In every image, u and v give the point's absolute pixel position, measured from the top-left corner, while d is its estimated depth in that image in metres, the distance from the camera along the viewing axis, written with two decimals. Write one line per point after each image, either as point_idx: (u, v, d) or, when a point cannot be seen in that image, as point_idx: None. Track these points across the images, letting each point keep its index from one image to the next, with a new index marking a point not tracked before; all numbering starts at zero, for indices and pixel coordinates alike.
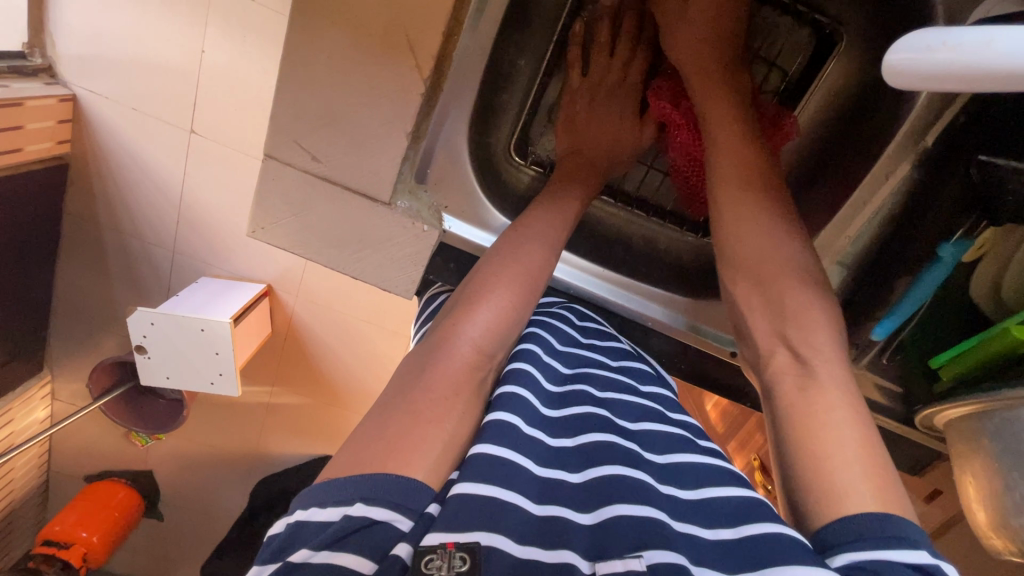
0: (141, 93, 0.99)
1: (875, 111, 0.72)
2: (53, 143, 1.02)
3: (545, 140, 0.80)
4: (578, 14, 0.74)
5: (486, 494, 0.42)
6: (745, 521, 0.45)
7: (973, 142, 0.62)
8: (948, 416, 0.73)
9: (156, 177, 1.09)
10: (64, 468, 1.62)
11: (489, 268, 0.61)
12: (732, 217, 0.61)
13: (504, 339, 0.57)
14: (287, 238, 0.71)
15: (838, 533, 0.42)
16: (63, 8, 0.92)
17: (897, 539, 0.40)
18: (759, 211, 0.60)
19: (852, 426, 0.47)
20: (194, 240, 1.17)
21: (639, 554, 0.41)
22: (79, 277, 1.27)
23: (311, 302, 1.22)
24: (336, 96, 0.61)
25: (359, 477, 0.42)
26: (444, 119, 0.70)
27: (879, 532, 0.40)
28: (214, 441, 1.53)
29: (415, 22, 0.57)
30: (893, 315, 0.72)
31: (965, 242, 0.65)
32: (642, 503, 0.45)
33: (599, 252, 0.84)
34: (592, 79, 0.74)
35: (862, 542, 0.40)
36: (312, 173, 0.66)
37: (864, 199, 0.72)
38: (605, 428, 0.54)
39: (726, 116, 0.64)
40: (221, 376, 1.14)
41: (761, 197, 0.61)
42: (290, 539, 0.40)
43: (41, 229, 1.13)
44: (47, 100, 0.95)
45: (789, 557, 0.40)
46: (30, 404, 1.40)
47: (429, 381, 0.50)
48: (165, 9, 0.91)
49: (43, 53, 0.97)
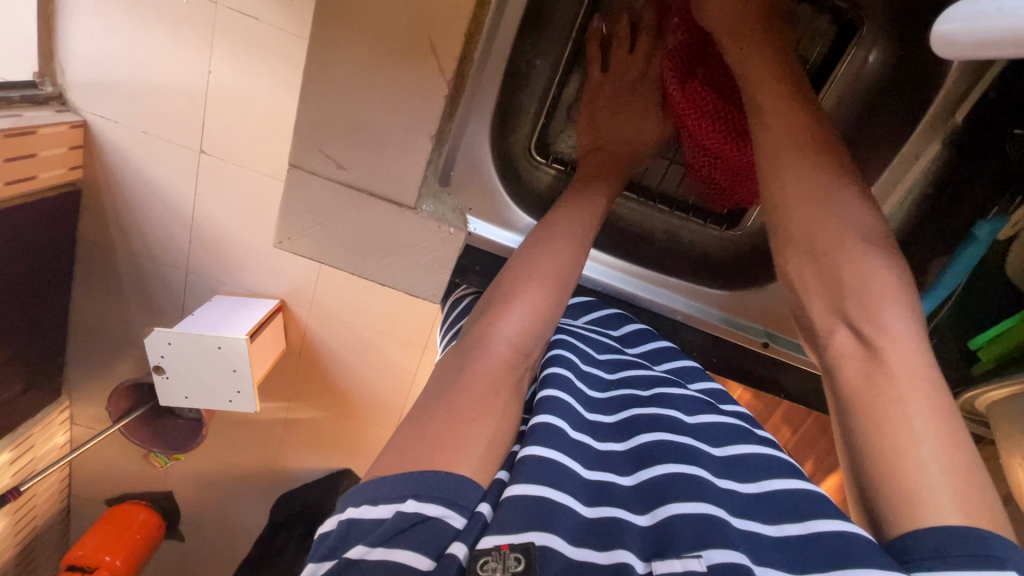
0: (152, 115, 0.99)
1: (903, 86, 0.69)
2: (67, 169, 1.03)
3: (564, 138, 0.79)
4: (595, 12, 0.73)
5: (538, 494, 0.41)
6: (808, 517, 0.43)
7: (1008, 117, 0.61)
8: (990, 398, 0.72)
9: (170, 199, 1.10)
10: (85, 492, 1.62)
11: (520, 266, 0.60)
12: (797, 180, 0.54)
13: (539, 336, 0.56)
14: (310, 248, 0.70)
15: (911, 549, 0.38)
16: (72, 35, 0.93)
17: (983, 559, 0.35)
18: (810, 174, 0.53)
19: (925, 395, 0.42)
20: (209, 258, 1.18)
21: (699, 553, 0.39)
22: (94, 300, 1.28)
23: (324, 316, 1.22)
24: (356, 102, 0.60)
25: (410, 473, 0.40)
26: (466, 125, 0.70)
27: (962, 551, 0.36)
28: (233, 457, 1.53)
29: (436, 24, 0.56)
30: (929, 298, 0.71)
31: (1000, 219, 0.65)
32: (698, 499, 0.43)
33: (623, 248, 0.83)
34: (614, 74, 0.73)
35: (943, 561, 0.36)
36: (340, 181, 0.65)
37: (897, 178, 0.69)
38: (655, 425, 0.51)
39: (776, 91, 0.57)
40: (239, 393, 1.14)
41: (789, 103, 0.56)
42: (344, 536, 0.39)
43: (56, 254, 1.13)
44: (59, 128, 0.96)
45: (864, 563, 0.37)
46: (50, 430, 1.40)
47: (467, 381, 0.48)
48: (175, 31, 0.91)
49: (53, 82, 0.98)
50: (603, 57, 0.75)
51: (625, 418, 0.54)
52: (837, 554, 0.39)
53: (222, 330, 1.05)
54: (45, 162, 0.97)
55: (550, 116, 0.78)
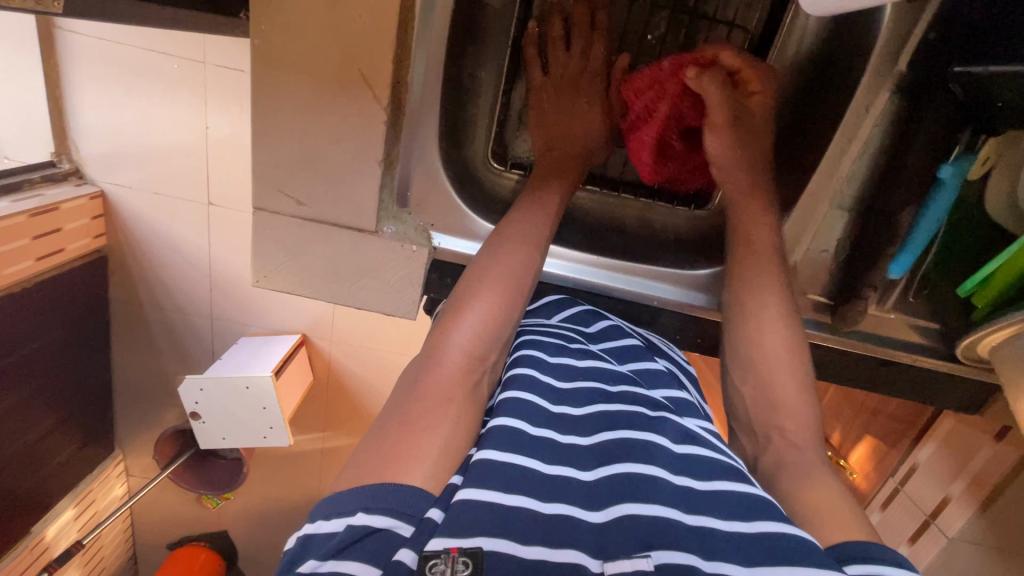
0: (159, 177, 1.06)
1: (840, 43, 0.71)
2: (92, 238, 1.12)
3: (519, 143, 0.81)
4: (529, 18, 0.76)
5: (488, 499, 0.42)
6: (757, 516, 0.45)
7: (951, 52, 0.59)
8: (991, 342, 0.69)
9: (187, 252, 1.16)
10: (148, 539, 1.70)
11: (473, 274, 0.62)
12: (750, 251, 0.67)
13: (494, 340, 0.57)
14: (288, 283, 0.74)
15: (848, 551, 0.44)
16: (82, 113, 1.01)
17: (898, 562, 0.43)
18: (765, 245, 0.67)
19: None
20: (229, 304, 1.24)
21: (648, 554, 0.41)
22: (130, 358, 1.35)
23: (347, 345, 1.28)
24: (309, 141, 0.64)
25: (361, 488, 0.43)
26: (413, 138, 0.69)
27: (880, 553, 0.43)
28: (278, 491, 1.58)
29: (364, 56, 0.59)
30: (907, 251, 0.68)
31: (965, 159, 0.62)
32: (651, 501, 0.45)
33: (589, 241, 0.83)
34: (553, 73, 0.74)
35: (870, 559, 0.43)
36: (304, 217, 0.69)
37: (849, 135, 0.69)
38: (620, 423, 0.52)
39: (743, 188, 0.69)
40: (272, 428, 1.19)
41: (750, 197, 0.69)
42: (299, 553, 0.41)
43: (90, 319, 1.22)
44: (79, 201, 1.05)
45: (805, 563, 0.40)
46: (107, 483, 1.48)
47: (423, 392, 0.50)
48: (172, 96, 0.98)
49: (69, 159, 1.07)
50: (542, 60, 0.77)
51: (592, 412, 0.54)
52: (789, 551, 0.41)
53: (248, 370, 1.11)
54: (70, 235, 1.06)
55: (502, 123, 0.80)
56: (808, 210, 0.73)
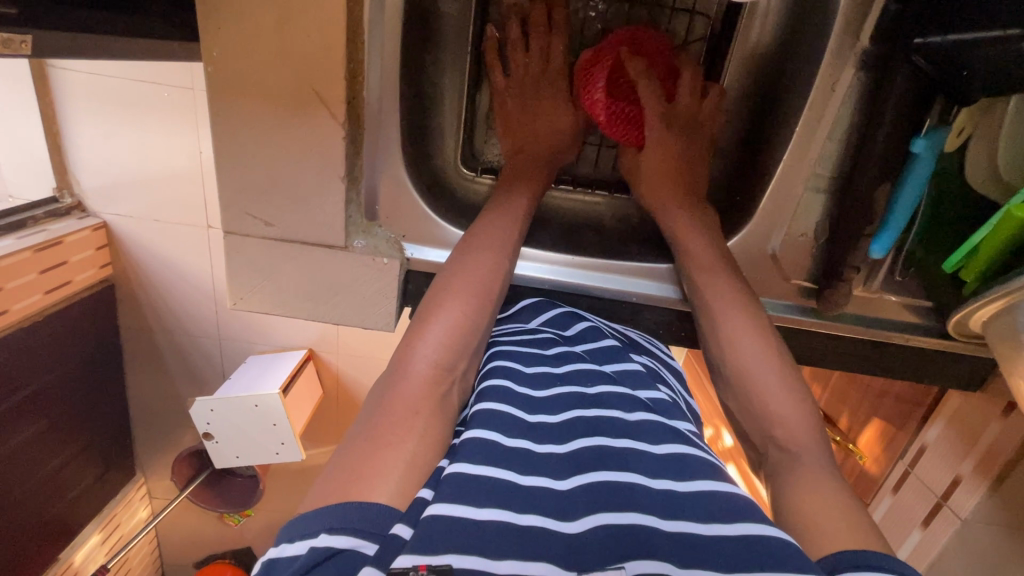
0: (156, 205, 1.08)
1: (804, 24, 0.70)
2: (98, 268, 1.14)
3: (489, 148, 0.82)
4: (488, 22, 0.77)
5: (459, 513, 0.42)
6: (745, 519, 0.44)
7: (912, 25, 0.57)
8: (982, 318, 0.67)
9: (193, 277, 1.18)
10: (174, 558, 1.74)
11: (440, 285, 0.61)
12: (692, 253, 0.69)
13: (462, 348, 0.57)
14: (268, 302, 0.74)
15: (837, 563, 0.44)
16: (78, 149, 1.04)
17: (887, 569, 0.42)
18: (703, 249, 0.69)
19: None
20: (235, 324, 1.26)
21: (622, 565, 0.40)
22: (143, 384, 1.37)
23: (352, 356, 1.30)
24: (276, 163, 0.64)
25: (324, 509, 0.42)
26: (375, 159, 0.69)
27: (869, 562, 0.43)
28: (296, 505, 1.59)
29: (317, 75, 0.60)
30: (887, 230, 0.66)
31: (938, 131, 0.60)
32: (626, 509, 0.44)
33: (565, 241, 0.82)
34: (515, 75, 0.74)
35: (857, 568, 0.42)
36: (274, 237, 0.69)
37: (817, 114, 0.67)
38: (597, 430, 0.51)
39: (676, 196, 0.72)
40: (284, 444, 1.19)
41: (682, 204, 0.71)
42: None
43: (102, 349, 1.24)
44: (83, 233, 1.07)
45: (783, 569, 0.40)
46: (132, 506, 1.51)
47: (391, 405, 0.50)
48: (163, 125, 1.01)
49: (71, 193, 1.09)
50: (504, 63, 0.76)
51: (567, 418, 0.53)
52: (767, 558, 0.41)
53: (257, 389, 1.13)
54: (76, 266, 1.09)
55: (470, 131, 0.81)
56: (782, 196, 0.72)
